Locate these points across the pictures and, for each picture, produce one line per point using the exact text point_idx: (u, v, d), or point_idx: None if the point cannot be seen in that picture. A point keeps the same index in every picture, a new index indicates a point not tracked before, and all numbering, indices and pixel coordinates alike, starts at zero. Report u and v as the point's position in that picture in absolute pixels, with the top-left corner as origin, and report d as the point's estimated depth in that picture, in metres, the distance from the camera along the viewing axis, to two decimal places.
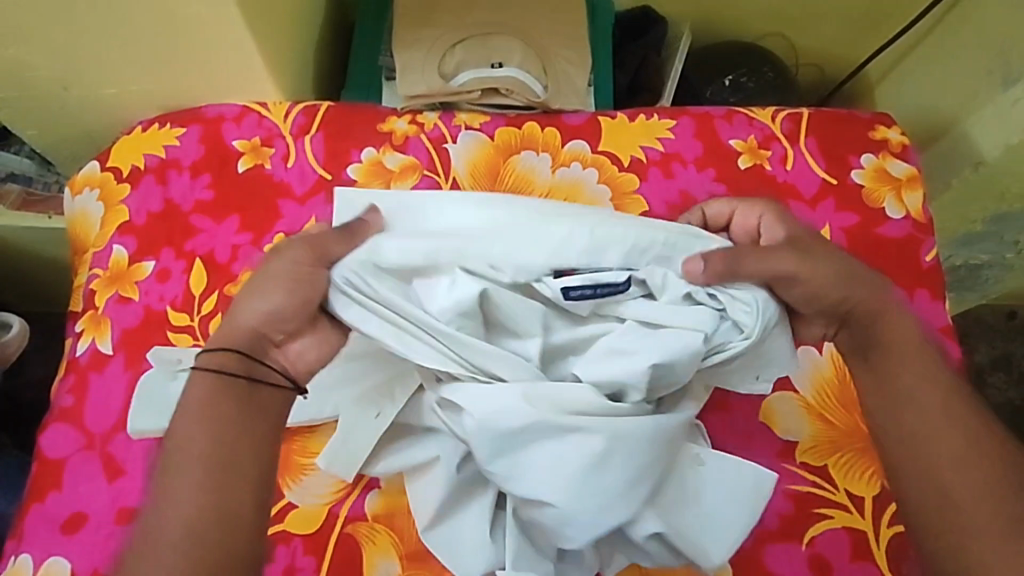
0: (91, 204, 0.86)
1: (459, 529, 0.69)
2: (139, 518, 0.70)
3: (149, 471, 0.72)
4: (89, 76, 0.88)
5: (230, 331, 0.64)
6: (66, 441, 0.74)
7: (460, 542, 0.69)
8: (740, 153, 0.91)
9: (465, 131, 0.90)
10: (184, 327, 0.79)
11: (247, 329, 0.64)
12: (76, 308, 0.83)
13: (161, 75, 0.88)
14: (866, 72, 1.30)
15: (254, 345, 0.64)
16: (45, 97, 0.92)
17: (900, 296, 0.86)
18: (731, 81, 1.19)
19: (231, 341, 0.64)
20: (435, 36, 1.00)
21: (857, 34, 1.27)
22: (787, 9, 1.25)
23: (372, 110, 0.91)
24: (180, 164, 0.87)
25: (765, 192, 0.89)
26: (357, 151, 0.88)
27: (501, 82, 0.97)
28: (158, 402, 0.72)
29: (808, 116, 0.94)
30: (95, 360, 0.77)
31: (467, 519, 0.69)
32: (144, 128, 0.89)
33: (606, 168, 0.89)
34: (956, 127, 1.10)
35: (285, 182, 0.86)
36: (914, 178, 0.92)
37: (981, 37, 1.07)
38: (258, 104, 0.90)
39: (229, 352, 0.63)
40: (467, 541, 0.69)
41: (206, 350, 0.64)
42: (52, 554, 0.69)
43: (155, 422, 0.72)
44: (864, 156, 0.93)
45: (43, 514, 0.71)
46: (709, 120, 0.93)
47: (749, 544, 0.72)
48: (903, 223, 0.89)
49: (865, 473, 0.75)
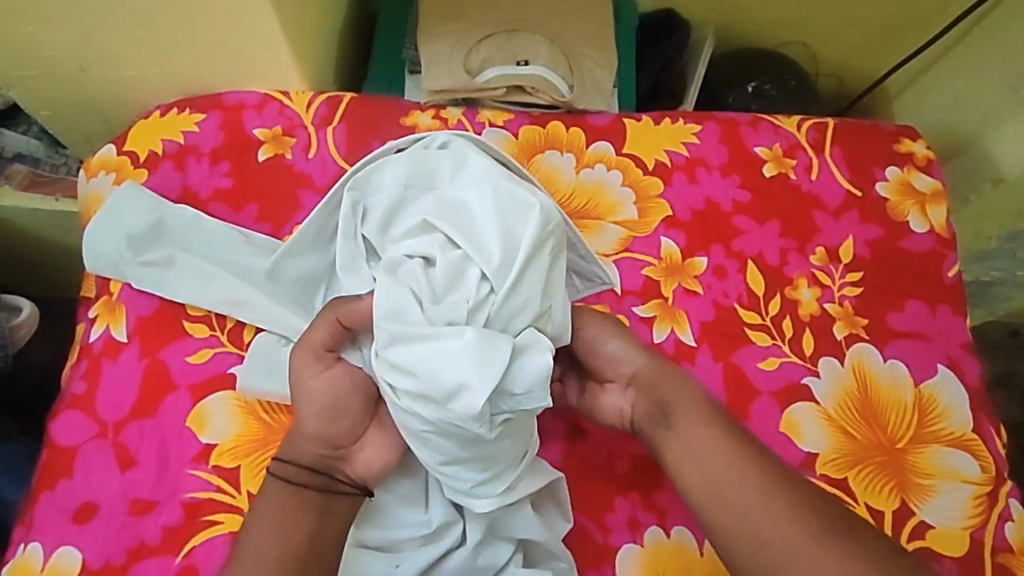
0: (107, 188, 0.85)
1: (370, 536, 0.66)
2: (152, 510, 0.69)
3: (164, 462, 0.70)
4: (110, 58, 0.87)
5: (292, 444, 0.63)
6: (78, 428, 0.72)
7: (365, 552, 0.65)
8: (765, 161, 0.91)
9: (489, 128, 0.89)
10: (199, 316, 0.77)
11: (310, 454, 0.62)
12: (90, 293, 0.81)
13: (184, 59, 0.86)
14: (886, 85, 1.30)
15: (325, 464, 0.63)
16: (63, 76, 0.90)
17: (922, 311, 0.85)
18: (754, 88, 1.18)
19: (301, 456, 0.63)
20: (462, 31, 0.99)
21: (878, 47, 1.27)
22: (809, 17, 1.24)
23: (395, 104, 0.90)
24: (199, 150, 0.85)
25: (790, 201, 0.89)
26: (379, 143, 0.86)
27: (527, 79, 0.96)
28: (270, 364, 0.72)
29: (833, 126, 0.94)
30: (109, 348, 0.75)
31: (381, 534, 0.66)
32: (163, 113, 0.88)
33: (631, 171, 0.88)
34: (978, 143, 1.09)
35: (306, 173, 0.85)
36: (939, 193, 0.91)
37: (1005, 55, 1.07)
38: (280, 93, 0.89)
39: (302, 467, 0.62)
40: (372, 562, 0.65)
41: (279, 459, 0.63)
42: (63, 544, 0.68)
43: (263, 381, 0.72)
44: (888, 169, 0.92)
45: (53, 503, 0.69)
46: (735, 127, 0.92)
47: None
48: (927, 238, 0.89)
49: (920, 468, 0.77)
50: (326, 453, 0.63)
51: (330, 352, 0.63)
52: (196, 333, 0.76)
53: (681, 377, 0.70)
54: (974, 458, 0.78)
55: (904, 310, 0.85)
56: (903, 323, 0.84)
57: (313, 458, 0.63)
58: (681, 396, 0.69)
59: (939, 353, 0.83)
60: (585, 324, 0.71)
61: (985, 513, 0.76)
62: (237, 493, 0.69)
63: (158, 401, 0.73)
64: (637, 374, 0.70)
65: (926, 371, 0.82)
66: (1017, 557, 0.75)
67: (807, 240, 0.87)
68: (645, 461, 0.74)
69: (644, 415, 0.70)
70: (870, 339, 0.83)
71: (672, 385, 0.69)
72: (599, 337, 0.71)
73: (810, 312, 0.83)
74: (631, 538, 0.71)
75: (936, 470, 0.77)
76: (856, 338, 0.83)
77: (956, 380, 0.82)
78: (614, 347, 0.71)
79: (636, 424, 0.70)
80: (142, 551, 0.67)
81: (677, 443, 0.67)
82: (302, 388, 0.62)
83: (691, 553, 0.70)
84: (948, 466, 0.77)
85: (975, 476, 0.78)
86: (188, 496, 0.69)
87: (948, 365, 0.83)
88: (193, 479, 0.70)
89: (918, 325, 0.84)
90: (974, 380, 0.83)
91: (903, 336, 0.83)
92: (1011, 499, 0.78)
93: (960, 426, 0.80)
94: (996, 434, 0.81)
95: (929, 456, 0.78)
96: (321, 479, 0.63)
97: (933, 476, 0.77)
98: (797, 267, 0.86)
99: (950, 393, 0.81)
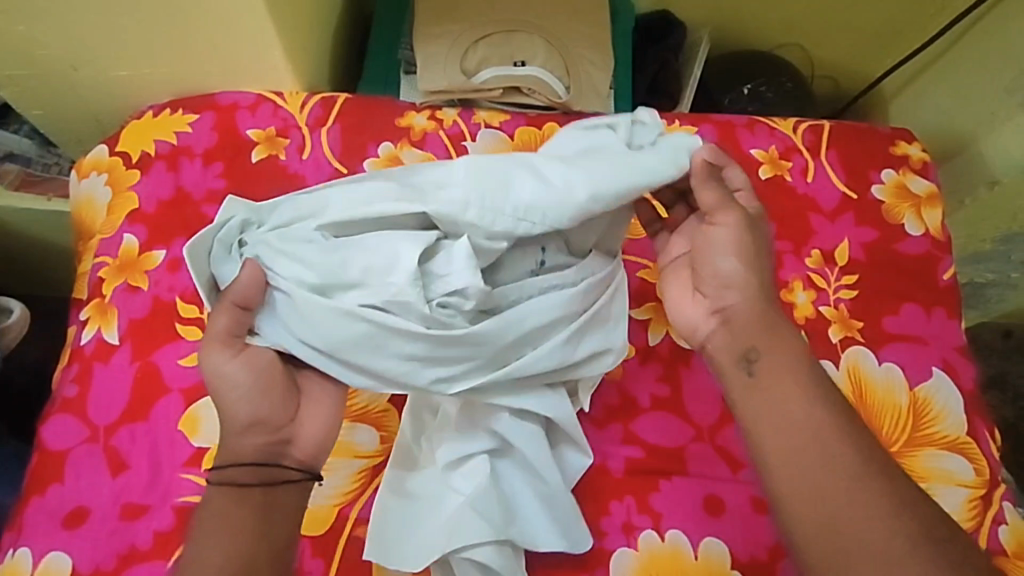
0: (98, 189, 0.84)
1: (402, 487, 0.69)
2: (143, 515, 0.68)
3: (156, 466, 0.70)
4: (103, 58, 0.86)
5: (233, 444, 0.60)
6: (69, 431, 0.71)
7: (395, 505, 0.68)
8: (761, 163, 0.90)
9: (484, 130, 0.88)
10: (192, 319, 0.76)
11: (249, 448, 0.60)
12: (81, 295, 0.80)
13: (178, 59, 0.86)
14: (881, 86, 1.30)
15: (269, 454, 0.60)
16: (55, 76, 0.89)
17: (917, 314, 0.85)
18: (750, 90, 1.18)
19: (242, 454, 0.60)
20: (458, 31, 0.98)
21: (873, 49, 1.27)
22: (805, 19, 1.24)
23: (390, 104, 0.89)
24: (192, 151, 0.85)
25: (785, 204, 0.89)
26: (374, 145, 0.86)
27: (523, 81, 0.96)
28: None
29: (829, 128, 0.94)
30: (100, 351, 0.75)
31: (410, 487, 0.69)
32: (156, 113, 0.87)
33: None
34: (974, 145, 1.09)
35: (300, 174, 0.84)
36: (934, 196, 0.91)
37: (1001, 58, 1.07)
38: (274, 94, 0.88)
39: (245, 464, 0.60)
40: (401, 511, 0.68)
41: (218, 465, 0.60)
42: (53, 549, 0.67)
43: None
44: (884, 171, 0.92)
45: (43, 508, 0.69)
46: (731, 129, 0.92)
47: (764, 559, 0.71)
48: (922, 241, 0.89)
49: (915, 471, 0.77)
50: (269, 442, 0.60)
51: (239, 336, 0.61)
52: (189, 335, 0.75)
53: (783, 329, 0.63)
54: (969, 462, 0.79)
55: (899, 314, 0.85)
56: (899, 326, 0.84)
57: (255, 453, 0.60)
58: (776, 350, 0.62)
59: (934, 356, 0.83)
60: (715, 223, 0.64)
61: (979, 517, 0.77)
62: None
63: (150, 404, 0.72)
64: (733, 308, 0.64)
65: (921, 374, 0.82)
66: (1011, 561, 0.75)
67: (802, 242, 0.87)
68: (641, 464, 0.74)
69: (724, 352, 0.64)
70: (865, 343, 0.83)
71: (773, 332, 0.62)
72: (730, 244, 0.64)
73: (805, 315, 0.83)
74: (625, 543, 0.71)
75: (930, 473, 0.77)
76: (851, 341, 0.83)
77: (951, 384, 0.82)
78: (728, 265, 0.64)
79: (710, 354, 0.65)
80: (133, 556, 0.67)
81: (756, 400, 0.61)
82: (226, 377, 0.60)
83: (686, 557, 0.70)
84: (942, 469, 0.78)
85: (970, 480, 0.78)
86: (179, 500, 0.68)
87: (943, 369, 0.82)
88: (185, 484, 0.69)
89: (913, 328, 0.84)
90: (968, 383, 0.83)
91: (898, 339, 0.83)
92: (1005, 502, 0.78)
93: (955, 429, 0.80)
94: (991, 438, 0.81)
95: (923, 460, 0.78)
96: (268, 473, 0.60)
97: (927, 480, 0.77)
98: (792, 270, 0.86)
99: (944, 397, 0.81)
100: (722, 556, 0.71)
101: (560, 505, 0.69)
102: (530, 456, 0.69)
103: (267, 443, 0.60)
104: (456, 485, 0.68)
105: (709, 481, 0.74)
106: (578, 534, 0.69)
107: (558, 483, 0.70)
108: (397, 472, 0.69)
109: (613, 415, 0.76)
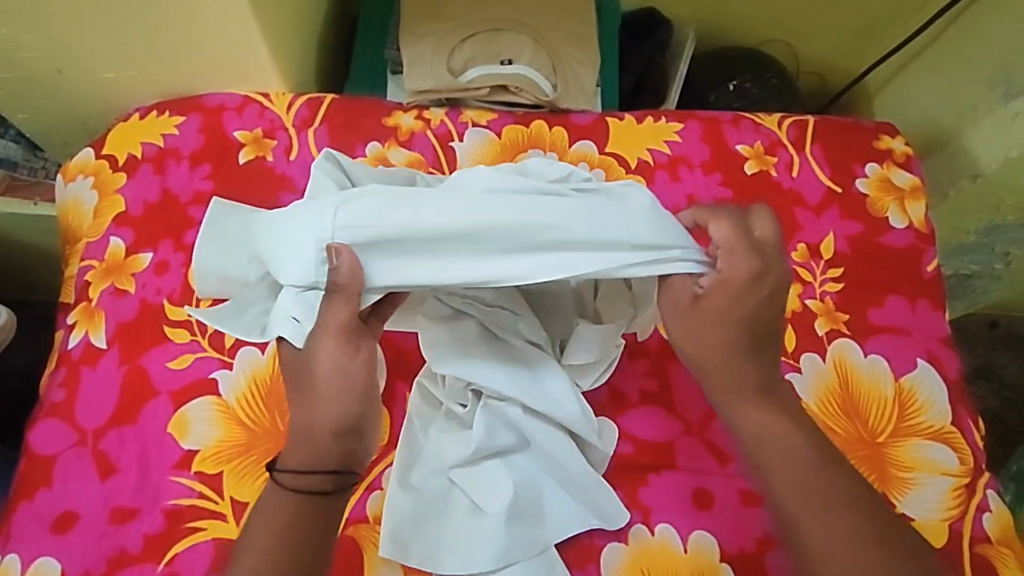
0: (85, 192, 0.84)
1: (415, 481, 0.70)
2: (133, 518, 0.68)
3: (145, 469, 0.70)
4: (87, 61, 0.86)
5: (312, 450, 0.61)
6: (57, 436, 0.71)
7: (406, 505, 0.69)
8: (747, 158, 0.91)
9: (471, 129, 0.89)
10: (182, 321, 0.76)
11: (329, 452, 0.62)
12: (68, 299, 0.80)
13: (163, 62, 0.86)
14: (866, 82, 1.31)
15: (344, 461, 0.62)
16: (39, 79, 0.89)
17: (902, 306, 0.86)
18: (736, 86, 1.19)
19: (316, 460, 0.61)
20: (445, 30, 0.98)
21: (858, 44, 1.28)
22: (790, 15, 1.25)
23: (377, 104, 0.89)
24: (179, 153, 0.84)
25: (771, 198, 0.89)
26: (361, 144, 0.86)
27: (509, 79, 0.96)
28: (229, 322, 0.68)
29: (814, 123, 0.95)
30: (88, 354, 0.75)
31: (420, 482, 0.70)
32: (141, 116, 0.87)
33: (614, 170, 0.88)
34: (957, 140, 1.10)
35: (288, 175, 0.84)
36: (917, 189, 0.93)
37: (982, 52, 1.08)
38: (260, 94, 0.88)
39: (316, 473, 0.61)
40: (413, 512, 0.68)
41: (292, 471, 0.61)
42: (42, 554, 0.67)
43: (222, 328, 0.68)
44: (868, 165, 0.93)
45: (31, 513, 0.69)
46: (717, 125, 0.93)
47: (753, 551, 0.71)
48: (906, 233, 0.90)
49: (901, 462, 0.78)
50: (348, 447, 0.62)
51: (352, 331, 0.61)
52: (178, 338, 0.75)
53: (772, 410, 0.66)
54: (953, 451, 0.79)
55: (885, 306, 0.86)
56: (883, 318, 0.85)
57: (331, 461, 0.62)
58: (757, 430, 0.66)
59: (919, 347, 0.84)
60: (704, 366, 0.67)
61: (964, 505, 0.77)
62: (220, 499, 0.69)
63: (139, 407, 0.72)
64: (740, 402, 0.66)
65: (906, 365, 0.82)
66: (995, 548, 0.76)
67: (788, 237, 0.88)
68: (630, 459, 0.75)
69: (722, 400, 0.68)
70: (851, 336, 0.84)
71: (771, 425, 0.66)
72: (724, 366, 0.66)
73: (791, 308, 0.84)
74: (615, 539, 0.71)
75: (916, 463, 0.78)
76: (837, 334, 0.83)
77: (935, 374, 0.83)
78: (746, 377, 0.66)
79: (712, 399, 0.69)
80: (123, 559, 0.67)
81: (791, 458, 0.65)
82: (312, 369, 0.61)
83: (676, 551, 0.71)
84: (927, 459, 0.78)
85: (954, 468, 0.79)
86: (170, 503, 0.68)
87: (928, 360, 0.83)
88: (175, 486, 0.69)
89: (897, 320, 0.85)
90: (952, 373, 0.84)
91: (883, 331, 0.84)
92: (989, 490, 0.79)
93: (939, 419, 0.81)
94: (975, 427, 0.82)
95: (908, 449, 0.79)
96: (341, 478, 0.62)
97: (913, 470, 0.78)
98: None
99: (929, 387, 0.82)
100: (712, 548, 0.71)
101: (591, 486, 0.71)
102: (547, 441, 0.71)
103: (341, 454, 0.62)
104: (465, 487, 0.69)
105: (698, 474, 0.74)
106: (613, 508, 0.71)
107: (582, 467, 0.71)
108: (402, 468, 0.70)
109: (603, 410, 0.77)
